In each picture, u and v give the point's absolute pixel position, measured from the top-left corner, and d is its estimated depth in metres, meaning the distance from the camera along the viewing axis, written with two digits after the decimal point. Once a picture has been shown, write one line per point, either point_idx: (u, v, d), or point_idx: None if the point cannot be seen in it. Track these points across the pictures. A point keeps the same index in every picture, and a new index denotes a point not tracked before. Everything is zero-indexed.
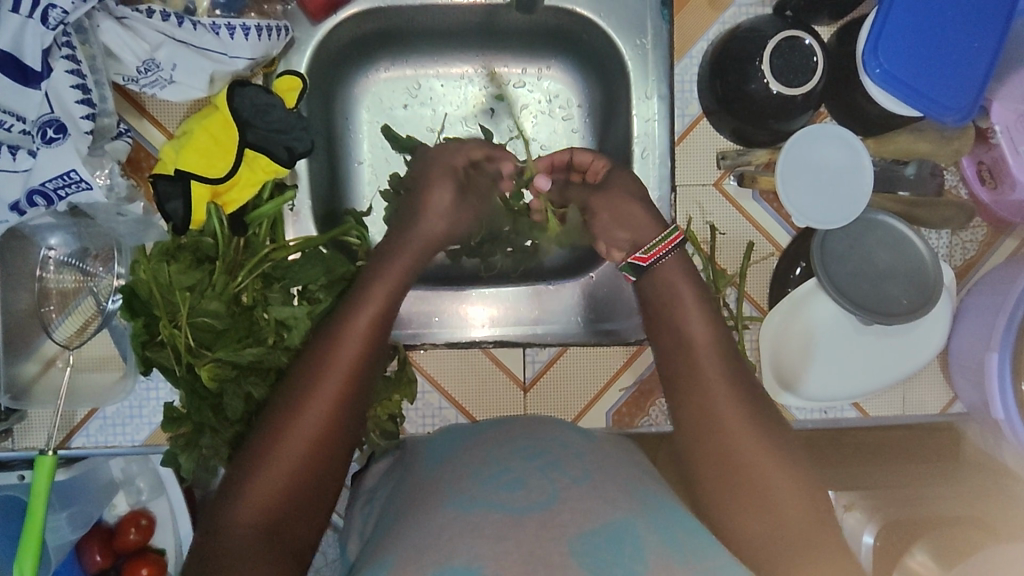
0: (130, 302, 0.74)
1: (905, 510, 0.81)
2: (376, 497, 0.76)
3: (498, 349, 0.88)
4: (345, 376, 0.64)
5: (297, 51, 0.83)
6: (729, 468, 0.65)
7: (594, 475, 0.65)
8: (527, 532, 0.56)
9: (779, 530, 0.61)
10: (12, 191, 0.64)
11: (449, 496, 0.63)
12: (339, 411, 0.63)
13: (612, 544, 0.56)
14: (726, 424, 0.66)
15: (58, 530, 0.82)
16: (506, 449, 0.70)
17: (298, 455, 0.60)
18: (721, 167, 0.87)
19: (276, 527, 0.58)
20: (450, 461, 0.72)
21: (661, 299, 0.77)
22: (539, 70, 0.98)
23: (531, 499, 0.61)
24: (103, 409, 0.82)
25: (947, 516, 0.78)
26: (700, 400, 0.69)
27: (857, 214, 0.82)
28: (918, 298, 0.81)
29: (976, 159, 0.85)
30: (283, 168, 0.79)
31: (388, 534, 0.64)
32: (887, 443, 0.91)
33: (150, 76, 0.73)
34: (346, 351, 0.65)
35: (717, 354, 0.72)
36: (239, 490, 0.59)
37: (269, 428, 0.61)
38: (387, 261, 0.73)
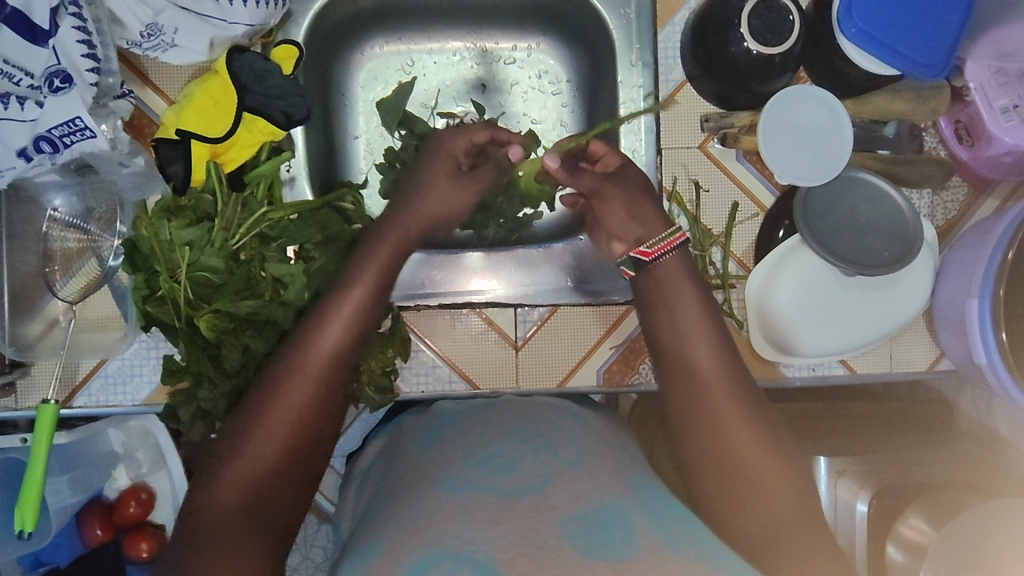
0: (132, 257, 0.76)
1: (898, 477, 0.82)
2: (370, 475, 0.78)
3: (490, 310, 0.90)
4: (326, 364, 0.65)
5: (294, 23, 0.86)
6: (711, 454, 0.65)
7: (585, 459, 0.66)
8: (519, 514, 0.57)
9: (761, 507, 0.63)
10: (21, 138, 0.68)
11: (443, 478, 0.65)
12: (315, 403, 0.63)
13: (604, 528, 0.56)
14: (713, 410, 0.66)
15: (59, 493, 0.86)
16: (499, 431, 0.72)
17: (274, 444, 0.61)
18: (705, 130, 0.90)
19: (255, 515, 0.59)
20: (443, 442, 0.73)
21: (653, 289, 0.77)
22: (528, 47, 1.01)
23: (525, 481, 0.62)
24: (107, 365, 0.82)
25: (935, 482, 0.81)
26: (684, 384, 0.69)
27: (837, 170, 0.85)
28: (899, 252, 0.83)
29: (953, 118, 0.88)
30: (280, 130, 0.82)
31: (378, 516, 0.65)
32: (876, 414, 0.95)
33: (152, 40, 0.77)
34: (328, 341, 0.65)
35: (709, 341, 0.71)
36: (218, 475, 0.60)
37: (243, 418, 0.62)
38: (375, 249, 0.73)
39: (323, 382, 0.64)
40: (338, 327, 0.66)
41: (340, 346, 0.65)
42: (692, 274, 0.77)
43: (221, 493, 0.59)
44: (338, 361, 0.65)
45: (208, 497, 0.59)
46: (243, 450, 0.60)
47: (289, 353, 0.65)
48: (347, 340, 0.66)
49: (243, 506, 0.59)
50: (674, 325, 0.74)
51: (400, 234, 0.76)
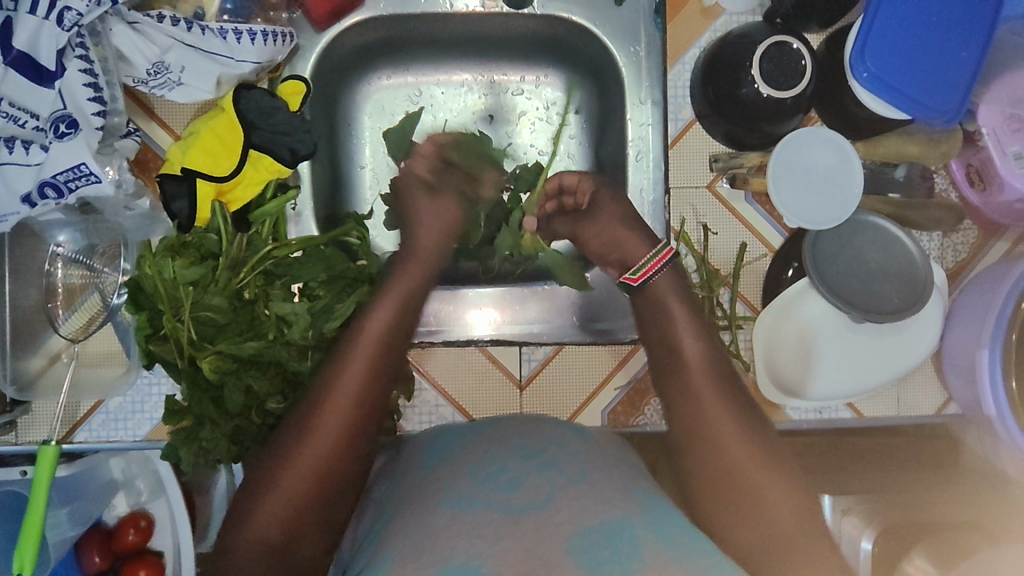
0: (135, 296, 0.76)
1: (903, 515, 0.82)
2: (370, 497, 0.77)
3: (494, 347, 0.89)
4: (352, 406, 0.68)
5: (302, 57, 0.86)
6: (713, 469, 0.67)
7: (591, 474, 0.66)
8: (524, 530, 0.58)
9: (762, 521, 0.63)
10: (25, 183, 0.67)
11: (445, 495, 0.64)
12: (348, 435, 0.67)
13: (610, 541, 0.56)
14: (711, 429, 0.69)
15: (58, 526, 0.83)
16: (502, 449, 0.70)
17: (308, 476, 0.65)
18: (713, 170, 0.89)
19: (292, 546, 0.63)
20: (445, 462, 0.72)
21: (655, 324, 0.80)
22: (537, 78, 1.00)
23: (527, 499, 0.61)
24: (107, 402, 0.82)
25: (947, 522, 0.81)
26: (684, 401, 0.72)
27: (847, 215, 0.84)
28: (909, 297, 0.82)
29: (964, 162, 0.87)
30: (286, 168, 0.81)
31: (383, 536, 0.64)
32: (885, 448, 0.91)
33: (159, 78, 0.76)
34: (354, 378, 0.70)
35: (706, 371, 0.75)
36: (252, 513, 0.64)
37: (279, 450, 0.67)
38: (396, 286, 0.78)
39: (354, 415, 0.68)
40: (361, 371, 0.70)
41: (368, 379, 0.70)
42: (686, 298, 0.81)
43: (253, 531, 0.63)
44: (363, 405, 0.69)
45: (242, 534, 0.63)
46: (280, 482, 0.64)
47: (317, 396, 0.69)
48: (371, 383, 0.70)
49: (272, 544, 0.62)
50: (675, 356, 0.76)
51: (423, 275, 0.80)
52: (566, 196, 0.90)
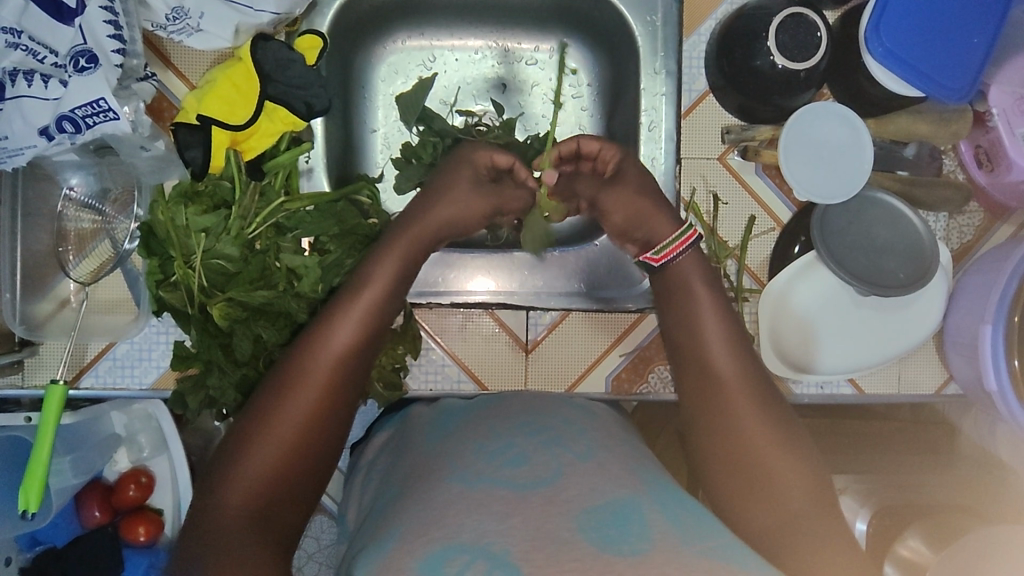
0: (147, 241, 0.76)
1: (898, 497, 0.84)
2: (375, 468, 0.78)
3: (502, 311, 0.89)
4: (331, 374, 0.67)
5: (319, 13, 0.86)
6: (725, 444, 0.68)
7: (597, 453, 0.66)
8: (531, 509, 0.57)
9: (769, 497, 0.64)
10: (42, 117, 0.67)
11: (453, 470, 0.65)
12: (325, 404, 0.66)
13: (619, 522, 0.56)
14: (724, 403, 0.70)
15: (61, 474, 0.83)
16: (507, 424, 0.71)
17: (284, 442, 0.63)
18: (726, 142, 0.89)
19: (263, 516, 0.60)
20: (451, 437, 0.73)
21: (672, 309, 0.79)
22: (551, 48, 1.01)
23: (537, 474, 0.62)
24: (116, 347, 0.83)
25: (937, 504, 0.81)
26: (699, 376, 0.73)
27: (855, 191, 0.85)
28: (914, 274, 0.83)
29: (973, 143, 0.88)
30: (301, 121, 0.82)
31: (388, 512, 0.64)
32: (887, 436, 0.94)
33: (178, 23, 0.76)
34: (335, 347, 0.68)
35: (727, 348, 0.74)
36: (226, 474, 0.61)
37: (254, 414, 0.65)
38: (388, 254, 0.76)
39: (333, 384, 0.67)
40: (341, 339, 0.69)
41: (349, 348, 0.69)
42: (710, 279, 0.79)
43: (228, 491, 0.60)
44: (342, 368, 0.68)
45: (216, 495, 0.60)
46: (255, 446, 0.62)
47: (296, 362, 0.67)
48: (352, 351, 0.69)
49: (250, 505, 0.60)
50: (693, 336, 0.76)
51: (411, 242, 0.78)
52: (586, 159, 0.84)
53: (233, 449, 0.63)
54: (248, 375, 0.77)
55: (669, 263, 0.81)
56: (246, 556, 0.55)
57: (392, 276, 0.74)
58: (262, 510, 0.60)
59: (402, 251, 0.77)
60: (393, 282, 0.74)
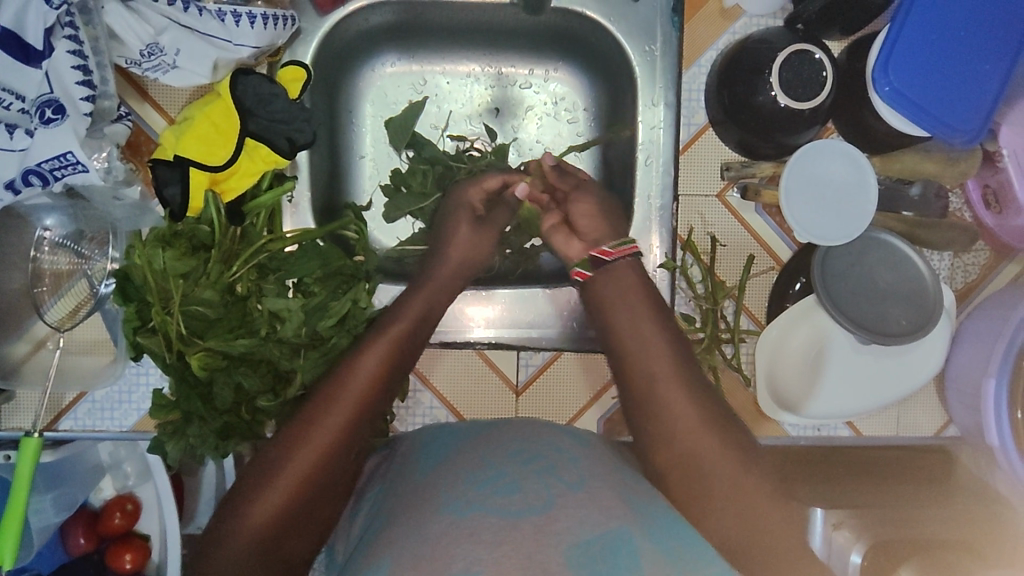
0: (123, 286, 0.73)
1: (894, 532, 0.83)
2: (363, 498, 0.75)
3: (491, 351, 0.87)
4: (356, 408, 0.66)
5: (302, 42, 0.83)
6: (675, 454, 0.66)
7: (590, 481, 0.64)
8: (523, 537, 0.55)
9: (744, 517, 0.63)
10: (8, 171, 0.64)
11: (444, 501, 0.62)
12: (345, 441, 0.65)
13: (610, 555, 0.54)
14: (673, 423, 0.67)
15: (42, 511, 0.82)
16: (500, 452, 0.69)
17: (301, 480, 0.62)
18: (725, 179, 0.86)
19: (268, 552, 0.60)
20: (444, 464, 0.70)
21: (622, 330, 0.75)
22: (545, 72, 0.98)
23: (527, 504, 0.59)
24: (92, 392, 0.81)
25: (937, 541, 0.80)
26: (645, 395, 0.70)
27: (857, 234, 0.82)
28: (916, 321, 0.80)
29: (981, 182, 0.84)
30: (284, 159, 0.78)
31: (380, 539, 0.62)
32: (877, 462, 0.90)
33: (153, 60, 0.73)
34: (359, 384, 0.67)
35: (675, 371, 0.70)
36: (244, 503, 0.61)
37: (275, 448, 0.64)
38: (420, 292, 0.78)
39: (355, 422, 0.65)
40: (367, 371, 0.68)
41: (373, 387, 0.67)
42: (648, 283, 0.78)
43: (240, 529, 0.60)
44: (365, 407, 0.67)
45: (228, 528, 0.61)
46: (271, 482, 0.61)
47: (323, 393, 0.67)
48: (376, 390, 0.68)
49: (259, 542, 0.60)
50: (639, 357, 0.72)
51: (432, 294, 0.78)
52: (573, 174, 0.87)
53: (249, 483, 0.63)
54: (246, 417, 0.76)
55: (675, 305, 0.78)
56: None
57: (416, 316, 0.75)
58: (269, 545, 0.60)
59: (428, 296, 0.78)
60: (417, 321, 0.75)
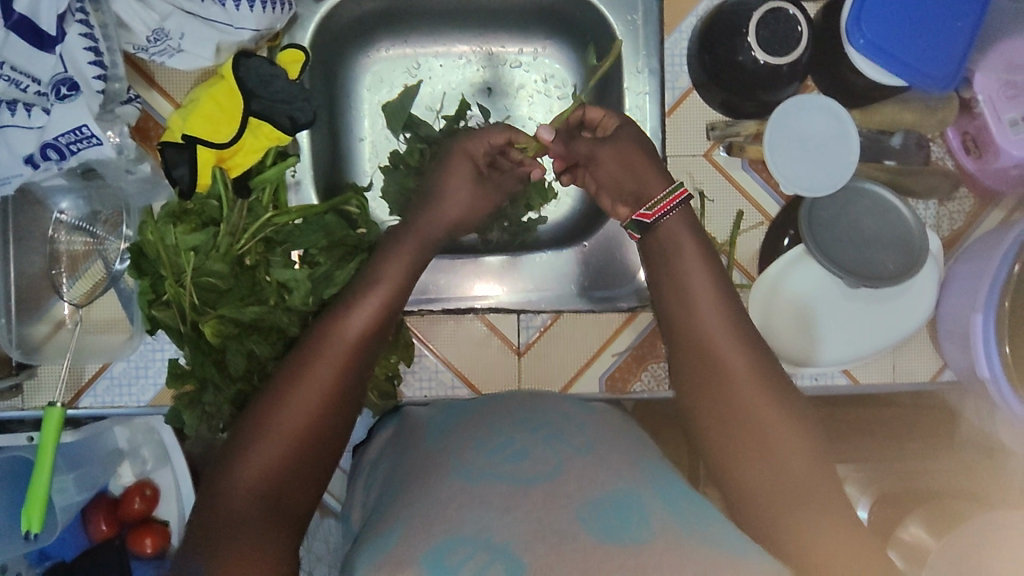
0: (137, 261, 0.77)
1: (899, 484, 0.84)
2: (378, 468, 0.77)
3: (493, 315, 0.90)
4: (344, 360, 0.66)
5: (300, 26, 0.87)
6: (718, 407, 0.65)
7: (597, 447, 0.65)
8: (532, 501, 0.57)
9: (778, 490, 0.61)
10: (27, 146, 0.68)
11: (454, 466, 0.64)
12: (336, 394, 0.65)
13: (620, 512, 0.56)
14: (723, 371, 0.66)
15: (64, 491, 0.84)
16: (508, 420, 0.70)
17: (295, 430, 0.62)
18: (711, 139, 0.89)
19: (271, 504, 0.60)
20: (451, 433, 0.72)
21: (683, 313, 0.71)
22: (535, 51, 1.01)
23: (536, 470, 0.61)
24: (112, 367, 0.84)
25: (941, 491, 0.82)
26: (702, 374, 0.67)
27: (841, 183, 0.84)
28: (905, 263, 0.82)
29: (960, 130, 0.86)
30: (286, 136, 0.82)
31: (390, 507, 0.64)
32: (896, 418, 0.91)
33: (159, 45, 0.77)
34: (346, 338, 0.67)
35: (740, 355, 0.67)
36: (236, 458, 0.61)
37: (265, 401, 0.64)
38: (399, 255, 0.75)
39: (345, 376, 0.66)
40: (359, 319, 0.68)
41: (362, 339, 0.67)
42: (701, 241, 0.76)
43: (236, 481, 0.60)
44: (354, 360, 0.67)
45: (226, 481, 0.60)
46: (264, 434, 0.61)
47: (311, 348, 0.67)
48: (364, 343, 0.68)
49: (258, 493, 0.59)
50: (685, 305, 0.72)
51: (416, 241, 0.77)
52: (587, 128, 0.86)
53: (242, 437, 0.62)
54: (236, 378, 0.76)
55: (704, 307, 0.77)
56: (255, 543, 0.56)
57: (399, 278, 0.73)
58: (271, 497, 0.60)
59: (411, 250, 0.76)
60: (398, 287, 0.72)
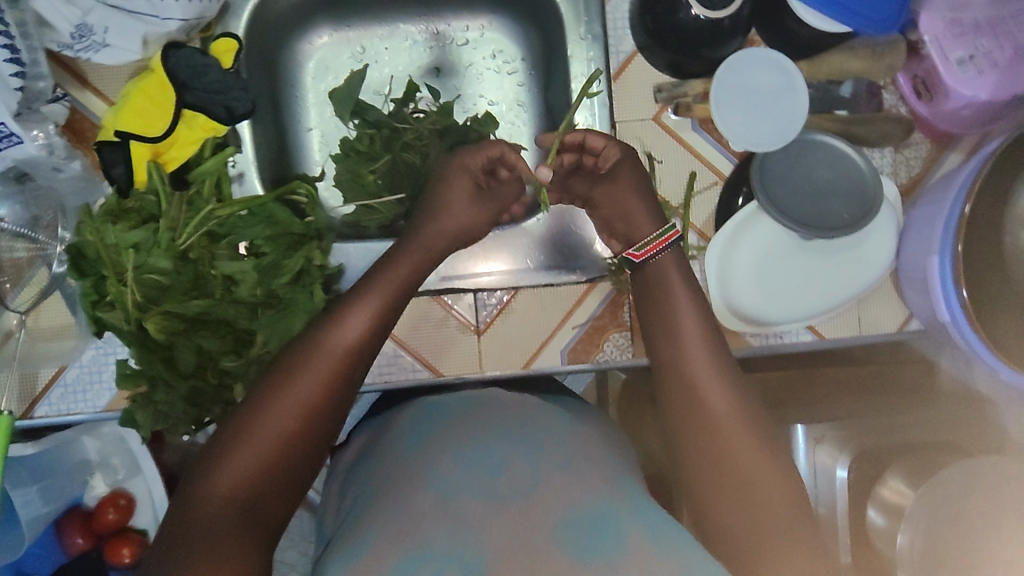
0: (78, 262, 0.76)
1: (882, 437, 0.80)
2: (354, 475, 0.75)
3: (449, 296, 0.89)
4: (338, 366, 0.66)
5: (233, 15, 0.85)
6: (694, 425, 0.67)
7: (575, 463, 0.65)
8: (511, 514, 0.57)
9: (744, 499, 0.62)
10: None
11: (429, 479, 0.63)
12: (326, 398, 0.64)
13: (597, 531, 0.55)
14: (704, 397, 0.68)
15: (29, 504, 0.86)
16: (489, 431, 0.69)
17: (281, 431, 0.61)
18: (659, 102, 0.88)
19: (251, 505, 0.58)
20: (429, 445, 0.69)
21: (663, 332, 0.75)
22: (480, 27, 1.00)
23: (514, 485, 0.60)
24: (66, 373, 0.82)
25: (921, 443, 0.79)
26: (681, 405, 0.69)
27: (793, 136, 0.83)
28: (858, 212, 0.81)
29: (910, 74, 0.85)
30: (223, 125, 0.81)
31: (364, 515, 0.63)
32: (868, 379, 0.90)
33: (83, 41, 0.76)
34: (340, 343, 0.67)
35: (723, 393, 0.68)
36: (217, 465, 0.59)
37: (251, 404, 0.63)
38: (394, 270, 0.74)
39: (337, 381, 0.66)
40: (353, 327, 0.68)
41: (356, 346, 0.67)
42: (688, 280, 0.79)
43: (218, 480, 0.58)
44: (347, 366, 0.67)
45: (206, 481, 0.59)
46: (250, 435, 0.61)
47: (302, 352, 0.66)
48: (358, 351, 0.68)
49: (239, 493, 0.58)
50: (667, 321, 0.75)
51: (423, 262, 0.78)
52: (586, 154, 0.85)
53: (226, 439, 0.61)
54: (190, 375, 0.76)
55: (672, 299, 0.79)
56: (234, 544, 0.54)
57: (394, 289, 0.73)
58: (252, 498, 0.58)
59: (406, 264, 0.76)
60: (393, 297, 0.72)
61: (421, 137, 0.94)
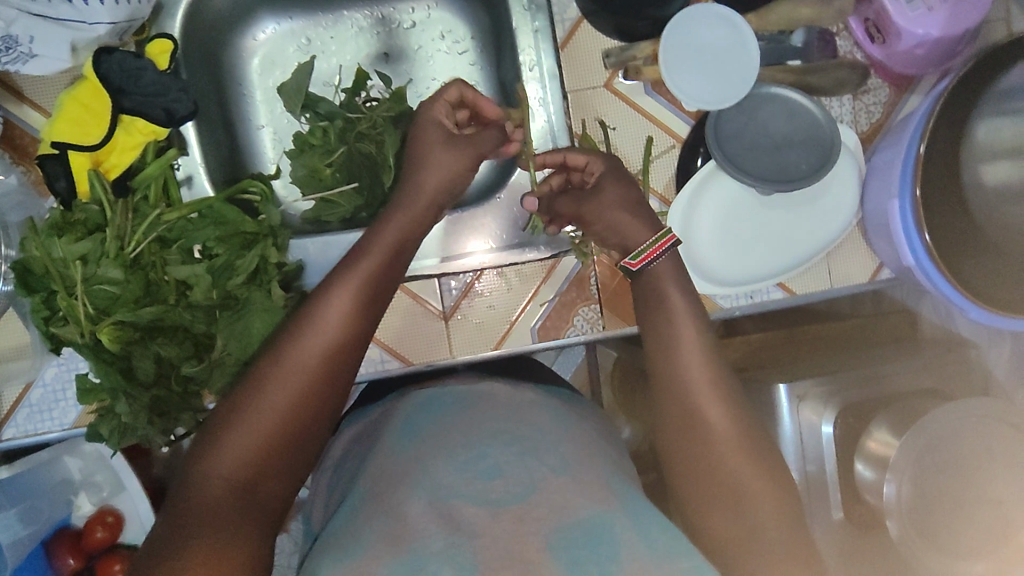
0: (24, 279, 0.74)
1: (860, 391, 0.78)
2: (341, 468, 0.74)
3: (413, 284, 0.87)
4: (333, 341, 0.61)
5: (166, 15, 0.83)
6: (685, 420, 0.63)
7: (574, 466, 0.61)
8: (504, 527, 0.53)
9: (730, 491, 0.60)
10: None
11: (419, 481, 0.59)
12: (322, 377, 0.60)
13: (591, 546, 0.53)
14: (698, 403, 0.64)
15: (9, 527, 0.84)
16: (481, 429, 0.64)
17: (274, 414, 0.58)
18: (608, 67, 0.86)
19: (246, 493, 0.56)
20: (422, 441, 0.66)
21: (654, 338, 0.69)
22: (426, 7, 0.98)
23: (505, 490, 0.57)
24: (29, 394, 0.82)
25: (901, 393, 0.77)
26: (675, 408, 0.64)
27: (746, 90, 0.81)
28: (818, 162, 0.80)
29: (862, 17, 0.83)
30: (163, 129, 0.80)
31: (346, 521, 0.59)
32: (847, 334, 0.90)
33: (10, 53, 0.73)
34: (335, 317, 0.61)
35: (703, 372, 0.65)
36: (208, 455, 0.57)
37: (243, 388, 0.59)
38: (376, 246, 0.67)
39: (334, 359, 0.60)
40: (346, 300, 0.62)
41: (351, 318, 0.62)
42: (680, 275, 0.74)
43: (209, 470, 0.56)
44: (343, 340, 0.61)
45: (199, 470, 0.57)
46: (242, 422, 0.57)
47: (293, 330, 0.61)
48: (355, 324, 0.62)
49: (232, 482, 0.56)
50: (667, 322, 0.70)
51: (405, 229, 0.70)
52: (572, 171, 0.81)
53: (216, 428, 0.58)
54: (149, 383, 0.74)
55: (647, 270, 0.74)
56: (227, 537, 0.53)
57: (386, 258, 0.67)
58: (246, 486, 0.56)
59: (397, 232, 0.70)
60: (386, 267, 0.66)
61: (375, 126, 0.89)
